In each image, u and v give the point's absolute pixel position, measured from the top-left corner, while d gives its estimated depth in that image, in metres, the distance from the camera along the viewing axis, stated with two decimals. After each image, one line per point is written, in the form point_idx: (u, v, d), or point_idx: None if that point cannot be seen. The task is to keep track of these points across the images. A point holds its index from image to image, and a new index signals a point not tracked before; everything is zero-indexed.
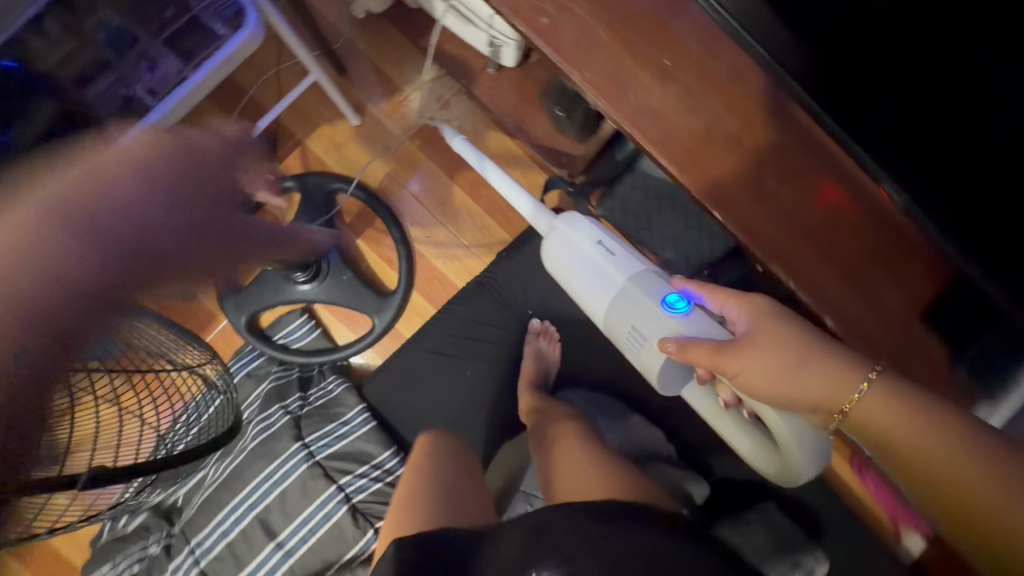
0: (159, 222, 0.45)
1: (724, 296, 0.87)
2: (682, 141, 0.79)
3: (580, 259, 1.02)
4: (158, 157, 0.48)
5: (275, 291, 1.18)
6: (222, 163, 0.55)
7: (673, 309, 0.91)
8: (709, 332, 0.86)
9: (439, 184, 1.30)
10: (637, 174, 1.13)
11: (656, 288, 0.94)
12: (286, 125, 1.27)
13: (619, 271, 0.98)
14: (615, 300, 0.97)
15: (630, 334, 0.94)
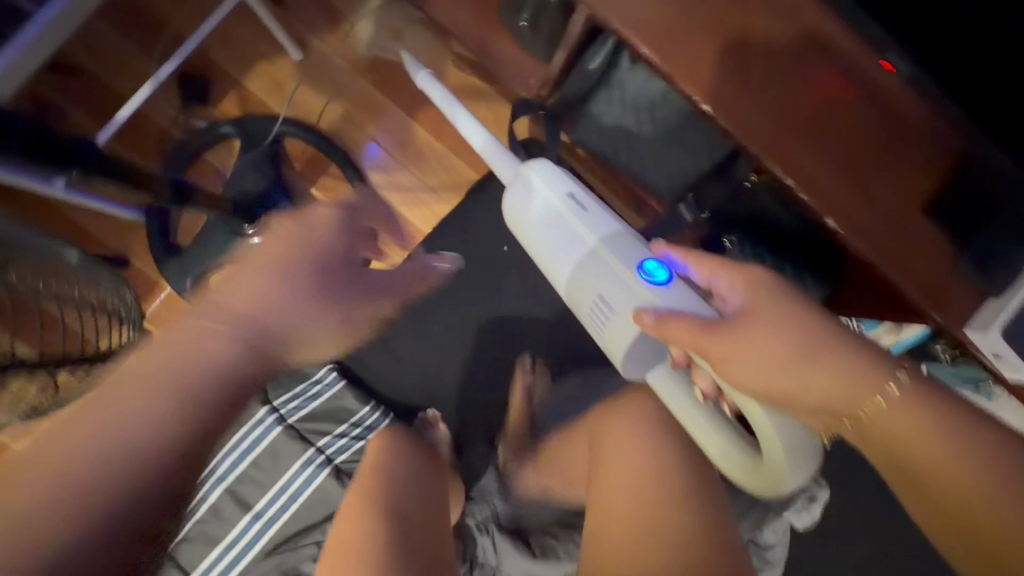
0: (276, 313, 0.63)
1: (713, 266, 0.74)
2: (689, 51, 0.68)
3: (549, 215, 0.87)
4: (267, 267, 0.66)
5: (223, 249, 1.07)
6: (330, 246, 0.69)
7: (651, 278, 0.77)
8: (689, 305, 0.73)
9: (397, 123, 1.16)
10: (613, 87, 0.91)
11: (634, 249, 0.81)
12: (220, 65, 1.11)
13: (591, 230, 0.83)
14: (585, 264, 0.83)
15: (600, 302, 0.80)
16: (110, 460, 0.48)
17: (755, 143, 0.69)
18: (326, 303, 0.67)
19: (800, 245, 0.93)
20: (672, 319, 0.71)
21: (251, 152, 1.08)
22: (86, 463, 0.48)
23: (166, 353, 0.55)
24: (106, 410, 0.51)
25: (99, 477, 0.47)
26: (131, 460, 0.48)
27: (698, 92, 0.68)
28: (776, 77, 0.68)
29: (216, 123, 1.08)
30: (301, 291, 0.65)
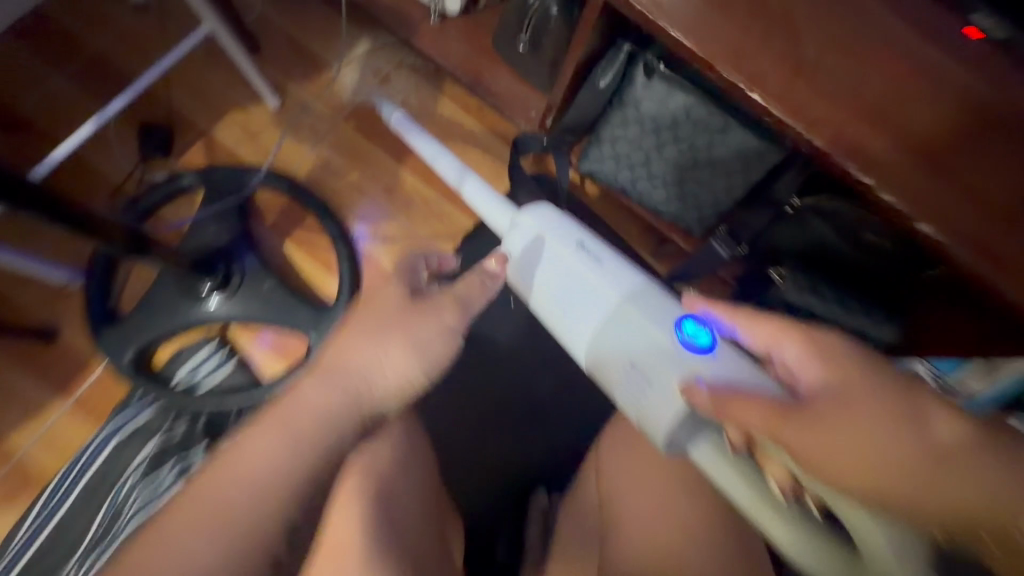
0: (373, 338, 0.62)
1: (769, 332, 0.57)
2: (724, 31, 0.57)
3: (560, 267, 0.72)
4: (346, 339, 0.63)
5: (172, 313, 0.90)
6: (399, 287, 0.67)
7: (690, 345, 0.60)
8: (745, 377, 0.56)
9: (383, 170, 1.04)
10: (626, 107, 0.80)
11: (667, 310, 0.64)
12: (185, 114, 1.01)
13: (611, 284, 0.68)
14: (609, 325, 0.65)
15: (631, 376, 0.61)
16: (290, 463, 0.53)
17: (819, 135, 0.56)
18: (401, 330, 0.63)
19: (859, 274, 0.80)
20: (735, 398, 0.50)
21: (213, 203, 0.95)
22: (234, 493, 0.51)
23: (257, 439, 0.54)
24: (261, 436, 0.55)
25: (248, 510, 0.50)
26: (273, 481, 0.52)
27: (742, 78, 0.56)
28: (831, 64, 0.57)
29: (176, 175, 0.96)
30: (382, 332, 0.62)
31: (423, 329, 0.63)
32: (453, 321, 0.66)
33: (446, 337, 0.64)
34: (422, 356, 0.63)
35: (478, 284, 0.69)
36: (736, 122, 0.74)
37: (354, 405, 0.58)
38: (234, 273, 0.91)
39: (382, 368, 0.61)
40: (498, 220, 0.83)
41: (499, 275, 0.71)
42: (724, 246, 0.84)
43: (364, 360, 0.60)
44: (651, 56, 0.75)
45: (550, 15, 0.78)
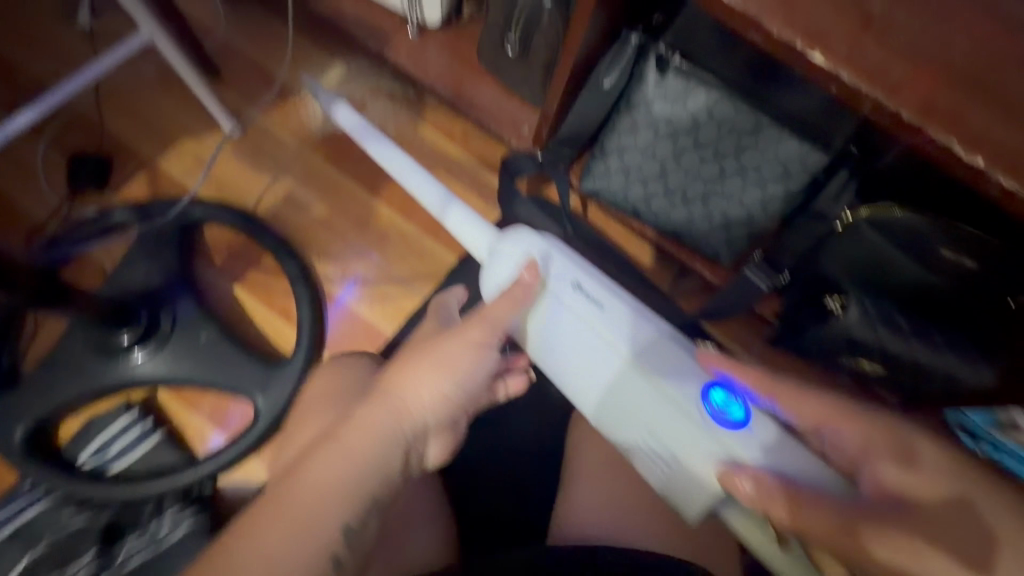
0: (398, 373, 0.53)
1: (815, 415, 0.48)
2: None
3: (552, 311, 0.57)
4: (389, 364, 0.54)
5: (85, 374, 0.72)
6: (435, 324, 0.62)
7: (721, 417, 0.49)
8: (792, 466, 0.46)
9: (355, 201, 0.90)
10: (636, 109, 0.67)
11: (688, 377, 0.51)
12: (129, 144, 0.89)
13: (619, 337, 0.54)
14: (620, 388, 0.53)
15: (652, 446, 0.51)
16: (356, 475, 0.46)
17: (907, 105, 0.42)
18: (432, 350, 0.53)
19: (928, 299, 0.64)
20: (785, 496, 0.44)
21: (148, 240, 0.81)
22: (306, 506, 0.44)
23: (322, 460, 0.46)
24: (323, 453, 0.47)
25: (327, 519, 0.44)
26: (343, 493, 0.45)
27: (798, 34, 0.43)
28: (904, 19, 0.45)
29: (108, 210, 0.81)
30: (417, 354, 0.53)
31: (454, 347, 0.53)
32: (485, 335, 0.54)
33: (481, 358, 0.54)
34: (458, 377, 0.52)
35: (507, 299, 0.56)
36: (770, 119, 0.62)
37: (399, 424, 0.49)
38: (163, 322, 0.74)
39: (417, 387, 0.51)
40: (478, 250, 0.67)
41: (534, 286, 0.57)
42: (760, 276, 0.69)
43: (403, 383, 0.51)
44: (665, 46, 0.63)
45: (542, 8, 0.66)
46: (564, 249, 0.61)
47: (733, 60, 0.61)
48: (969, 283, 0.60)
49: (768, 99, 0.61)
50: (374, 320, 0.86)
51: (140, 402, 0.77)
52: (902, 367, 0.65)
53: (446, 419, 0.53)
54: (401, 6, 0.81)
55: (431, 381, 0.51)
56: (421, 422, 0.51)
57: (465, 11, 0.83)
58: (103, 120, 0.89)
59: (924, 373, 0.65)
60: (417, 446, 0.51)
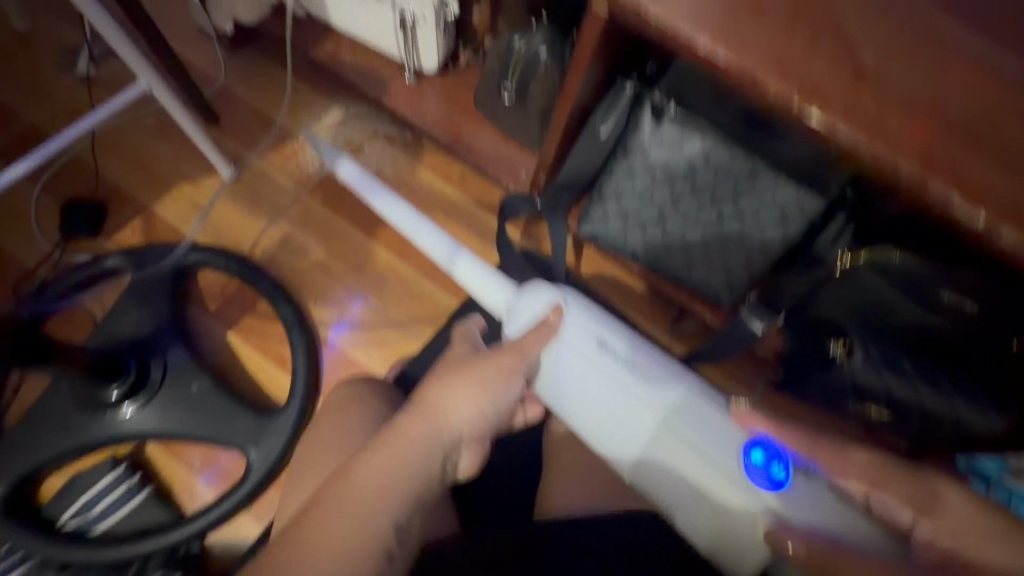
0: (438, 386, 0.54)
1: (861, 476, 0.50)
2: (760, 37, 0.45)
3: (580, 371, 0.59)
4: (424, 379, 0.56)
5: (71, 427, 0.70)
6: (467, 344, 0.61)
7: (763, 479, 0.50)
8: (838, 529, 0.48)
9: (353, 244, 0.89)
10: (633, 155, 0.68)
11: (726, 436, 0.52)
12: (125, 190, 0.88)
13: (654, 397, 0.56)
14: (662, 447, 0.54)
15: (691, 503, 0.52)
16: (403, 480, 0.49)
17: (905, 158, 0.42)
18: (468, 369, 0.55)
19: (934, 342, 0.63)
20: (838, 555, 0.45)
21: (141, 287, 0.79)
22: (361, 504, 0.47)
23: (372, 464, 0.49)
24: (373, 458, 0.49)
25: (381, 516, 0.47)
26: (393, 494, 0.48)
27: (794, 89, 0.43)
28: (898, 72, 0.45)
29: (101, 256, 0.81)
30: (453, 373, 0.55)
31: (487, 367, 0.55)
32: (517, 361, 0.57)
33: (513, 379, 0.56)
34: (493, 396, 0.55)
35: (534, 332, 0.59)
36: (765, 166, 0.62)
37: (438, 435, 0.51)
38: (153, 371, 0.73)
39: (454, 403, 0.53)
40: (495, 306, 0.68)
41: (557, 325, 0.60)
42: (758, 320, 0.68)
43: (441, 397, 0.53)
44: (660, 96, 0.64)
45: (538, 57, 0.68)
46: (582, 301, 0.64)
47: (727, 109, 0.63)
48: (976, 326, 0.60)
49: (762, 147, 0.62)
50: (371, 365, 0.85)
51: (126, 455, 0.74)
52: (910, 413, 0.64)
53: (481, 433, 0.54)
54: (399, 53, 0.82)
55: (469, 397, 0.53)
56: (458, 434, 0.53)
57: (461, 58, 0.84)
58: (99, 166, 0.89)
59: (931, 419, 0.64)
60: (453, 458, 0.53)
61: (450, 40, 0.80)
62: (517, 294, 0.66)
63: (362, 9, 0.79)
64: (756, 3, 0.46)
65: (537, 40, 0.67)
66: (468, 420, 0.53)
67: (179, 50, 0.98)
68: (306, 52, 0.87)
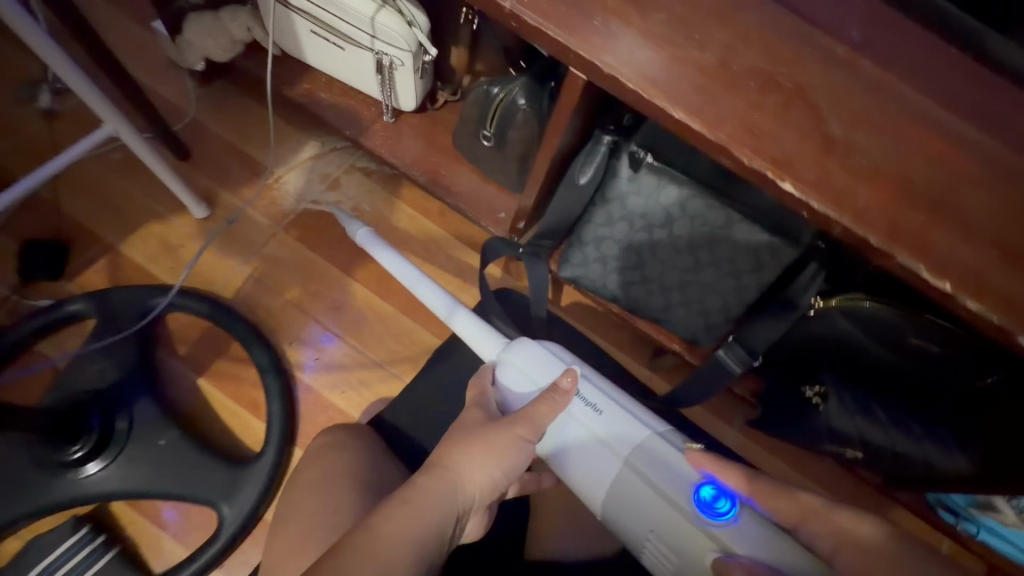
0: (453, 452, 0.55)
1: (799, 512, 0.51)
2: (732, 108, 0.46)
3: (580, 438, 0.58)
4: (440, 444, 0.56)
5: (34, 487, 0.69)
6: (482, 410, 0.59)
7: (712, 515, 0.52)
8: (782, 562, 0.49)
9: (330, 282, 0.87)
10: (611, 202, 0.68)
11: (678, 476, 0.54)
12: (90, 229, 0.86)
13: (614, 440, 0.57)
14: (630, 491, 0.56)
15: (657, 543, 0.54)
16: (422, 539, 0.48)
17: (873, 230, 0.44)
18: (484, 434, 0.55)
19: (902, 384, 0.66)
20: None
21: (107, 333, 0.77)
22: (387, 555, 0.45)
23: (396, 518, 0.48)
24: (398, 512, 0.49)
25: (405, 569, 0.45)
26: (415, 548, 0.47)
27: (766, 163, 0.45)
28: (863, 140, 0.47)
29: (62, 300, 0.77)
30: (471, 436, 0.55)
31: (503, 436, 0.55)
32: (528, 432, 0.56)
33: (526, 447, 0.57)
34: (505, 465, 0.55)
35: (547, 401, 0.57)
36: (740, 216, 0.63)
37: (454, 498, 0.52)
38: (118, 424, 0.71)
39: (472, 466, 0.54)
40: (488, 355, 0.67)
41: (571, 393, 0.58)
42: (734, 360, 0.69)
43: (460, 460, 0.54)
44: (637, 146, 0.64)
45: (517, 105, 0.68)
46: (563, 350, 0.64)
47: (703, 163, 0.64)
48: (942, 369, 0.62)
49: (736, 198, 0.63)
50: (350, 408, 0.83)
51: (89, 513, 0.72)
52: (881, 454, 0.67)
53: (487, 500, 0.56)
54: (377, 93, 0.81)
55: (483, 466, 0.54)
56: (470, 500, 0.54)
57: (440, 98, 0.84)
58: (62, 205, 0.86)
59: (904, 459, 0.67)
60: (460, 523, 0.53)
61: (427, 82, 0.80)
62: (513, 352, 0.63)
63: (338, 53, 0.77)
64: (728, 75, 0.47)
65: (515, 90, 0.67)
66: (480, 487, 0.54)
67: (147, 83, 0.95)
68: (280, 90, 0.86)
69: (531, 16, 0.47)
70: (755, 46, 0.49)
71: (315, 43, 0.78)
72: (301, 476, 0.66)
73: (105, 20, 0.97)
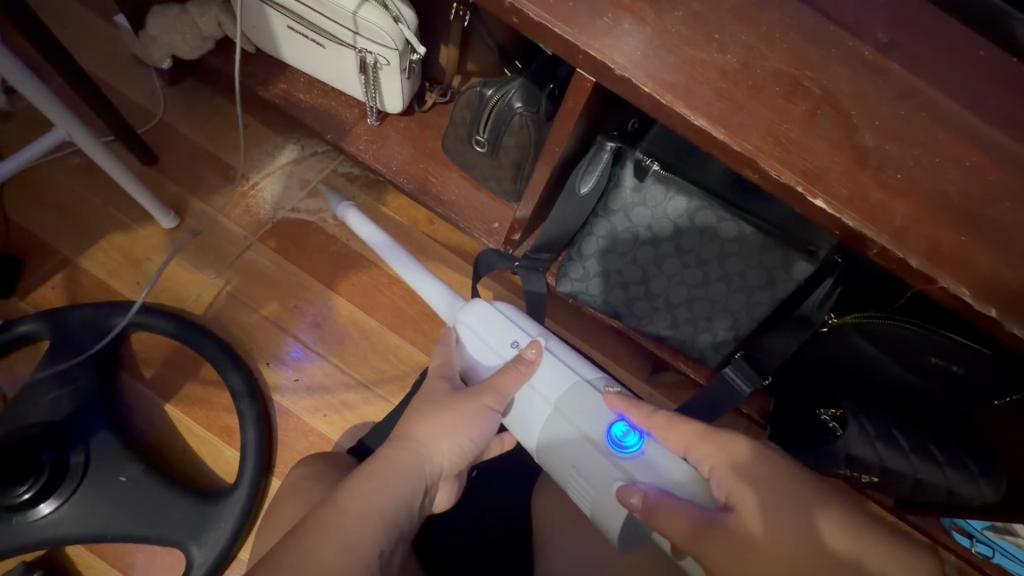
0: (416, 421, 0.51)
1: (687, 434, 0.47)
2: (758, 116, 0.42)
3: (541, 412, 0.53)
4: (404, 415, 0.52)
5: None
6: (446, 380, 0.54)
7: (619, 448, 0.49)
8: (674, 484, 0.46)
9: (311, 297, 0.81)
10: (616, 214, 0.64)
11: (597, 414, 0.51)
12: (46, 242, 0.79)
13: (546, 388, 0.52)
14: (554, 431, 0.52)
15: (578, 482, 0.50)
16: (387, 514, 0.45)
17: (913, 252, 0.39)
18: (449, 402, 0.51)
19: (920, 403, 0.62)
20: (663, 509, 0.44)
21: (61, 356, 0.70)
22: (350, 530, 0.42)
23: (359, 494, 0.45)
24: (360, 487, 0.46)
25: (369, 543, 0.42)
26: (379, 522, 0.44)
27: (796, 176, 0.40)
28: (900, 150, 0.42)
29: (12, 321, 0.71)
30: (433, 403, 0.51)
31: (469, 403, 0.51)
32: (497, 400, 0.52)
33: (495, 416, 0.52)
34: (474, 432, 0.51)
35: (512, 371, 0.52)
36: (752, 228, 0.59)
37: (422, 469, 0.49)
38: (72, 458, 0.65)
39: (439, 437, 0.50)
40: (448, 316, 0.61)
41: (538, 364, 0.53)
42: (744, 379, 0.64)
43: (425, 430, 0.50)
44: (642, 153, 0.60)
45: (513, 109, 0.63)
46: (516, 310, 0.58)
47: (717, 174, 0.61)
48: (960, 389, 0.59)
49: (748, 208, 0.59)
50: (331, 432, 0.76)
51: (41, 559, 0.65)
52: (900, 480, 0.62)
53: (459, 468, 0.52)
54: (360, 95, 0.75)
55: (448, 434, 0.50)
56: (439, 470, 0.50)
57: (428, 100, 0.79)
58: (17, 216, 0.79)
59: (923, 486, 0.62)
60: (431, 493, 0.50)
61: (416, 83, 0.74)
62: (466, 309, 0.57)
63: (318, 51, 0.71)
64: (753, 79, 0.43)
65: (512, 92, 0.62)
66: (449, 456, 0.50)
67: (111, 82, 0.88)
68: (254, 90, 0.80)
69: (535, 11, 0.42)
70: (781, 48, 0.44)
71: (292, 40, 0.71)
72: (281, 515, 0.58)
73: (68, 16, 0.90)
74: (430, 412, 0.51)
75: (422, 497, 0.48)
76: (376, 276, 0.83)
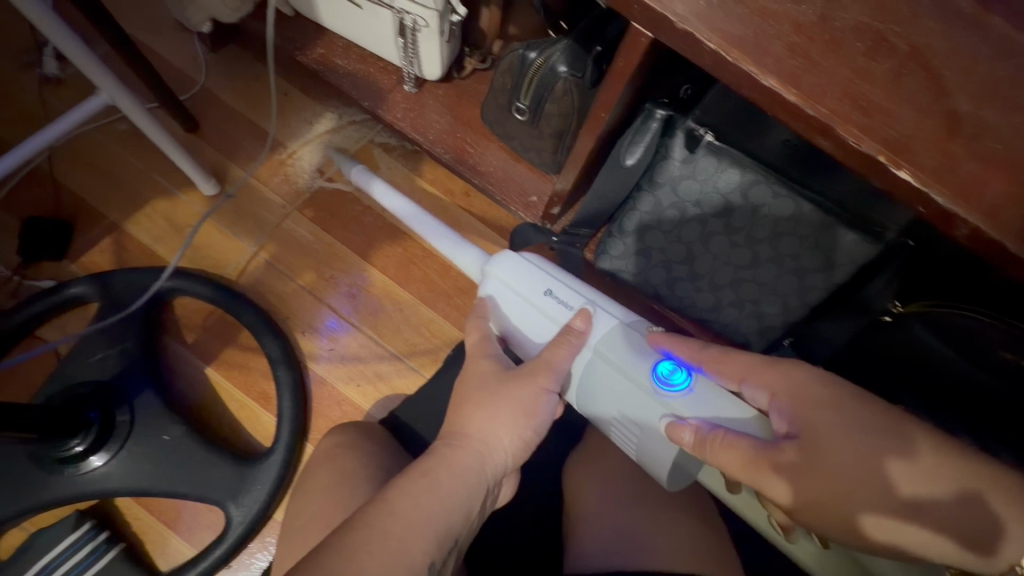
0: (472, 414, 0.49)
1: (742, 367, 0.46)
2: (836, 75, 0.37)
3: (588, 363, 0.50)
4: (456, 405, 0.51)
5: (36, 483, 0.66)
6: (491, 360, 0.52)
7: (666, 385, 0.46)
8: (728, 418, 0.44)
9: (347, 268, 0.81)
10: (662, 188, 0.61)
11: (637, 356, 0.48)
12: (95, 206, 0.81)
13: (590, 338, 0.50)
14: (600, 377, 0.49)
15: (624, 423, 0.49)
16: (445, 516, 0.44)
17: (1011, 234, 0.35)
18: (504, 392, 0.49)
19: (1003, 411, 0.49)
20: (719, 441, 0.42)
21: (109, 319, 0.73)
22: (404, 535, 0.41)
23: (414, 496, 0.44)
24: (415, 488, 0.44)
25: (421, 547, 0.41)
26: (434, 529, 0.43)
27: (878, 146, 0.36)
28: (1001, 116, 0.37)
29: (64, 282, 0.73)
30: (487, 392, 0.49)
31: (525, 392, 0.49)
32: (552, 381, 0.49)
33: (552, 399, 0.50)
34: (531, 423, 0.49)
35: (564, 343, 0.49)
36: (812, 206, 0.55)
37: (482, 469, 0.47)
38: (119, 416, 0.68)
39: (497, 432, 0.48)
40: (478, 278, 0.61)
41: (589, 334, 0.50)
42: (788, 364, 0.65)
43: (485, 426, 0.48)
44: (695, 123, 0.57)
45: (557, 73, 0.59)
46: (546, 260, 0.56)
47: (775, 145, 0.55)
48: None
49: (811, 183, 0.55)
50: (364, 402, 0.77)
51: (91, 508, 0.69)
52: None
53: (519, 462, 0.51)
54: (398, 59, 0.73)
55: (506, 429, 0.48)
56: (499, 465, 0.48)
57: (467, 66, 0.76)
58: (68, 181, 0.82)
59: None
60: (491, 491, 0.49)
61: (455, 47, 0.71)
62: (492, 265, 0.55)
63: (355, 12, 0.69)
64: (831, 33, 0.38)
65: (556, 56, 0.58)
66: (506, 450, 0.48)
67: (156, 48, 0.89)
68: (292, 55, 0.78)
69: None
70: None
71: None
72: (313, 480, 0.58)
73: None
74: (489, 405, 0.48)
75: (479, 495, 0.47)
76: (411, 249, 0.82)
